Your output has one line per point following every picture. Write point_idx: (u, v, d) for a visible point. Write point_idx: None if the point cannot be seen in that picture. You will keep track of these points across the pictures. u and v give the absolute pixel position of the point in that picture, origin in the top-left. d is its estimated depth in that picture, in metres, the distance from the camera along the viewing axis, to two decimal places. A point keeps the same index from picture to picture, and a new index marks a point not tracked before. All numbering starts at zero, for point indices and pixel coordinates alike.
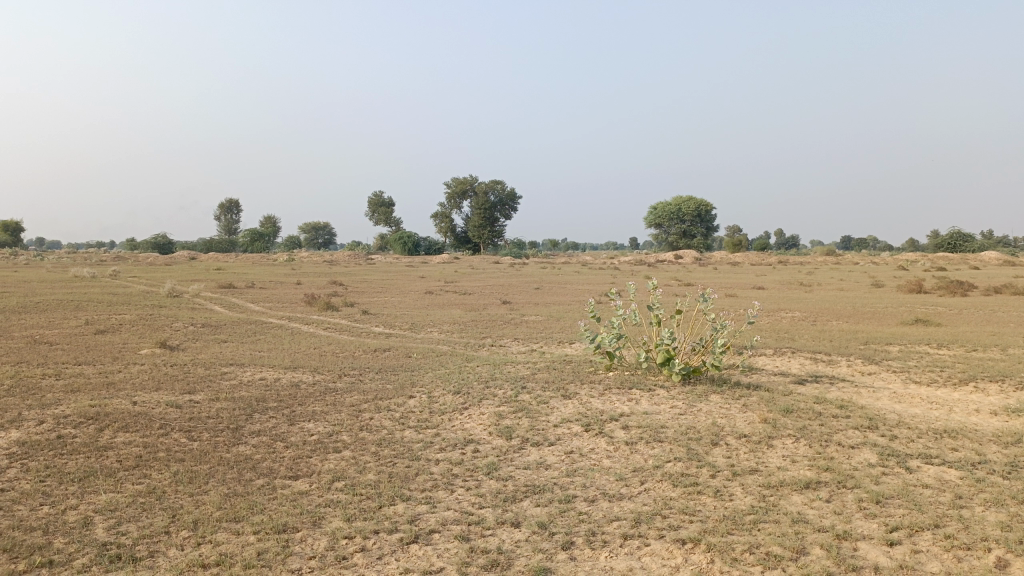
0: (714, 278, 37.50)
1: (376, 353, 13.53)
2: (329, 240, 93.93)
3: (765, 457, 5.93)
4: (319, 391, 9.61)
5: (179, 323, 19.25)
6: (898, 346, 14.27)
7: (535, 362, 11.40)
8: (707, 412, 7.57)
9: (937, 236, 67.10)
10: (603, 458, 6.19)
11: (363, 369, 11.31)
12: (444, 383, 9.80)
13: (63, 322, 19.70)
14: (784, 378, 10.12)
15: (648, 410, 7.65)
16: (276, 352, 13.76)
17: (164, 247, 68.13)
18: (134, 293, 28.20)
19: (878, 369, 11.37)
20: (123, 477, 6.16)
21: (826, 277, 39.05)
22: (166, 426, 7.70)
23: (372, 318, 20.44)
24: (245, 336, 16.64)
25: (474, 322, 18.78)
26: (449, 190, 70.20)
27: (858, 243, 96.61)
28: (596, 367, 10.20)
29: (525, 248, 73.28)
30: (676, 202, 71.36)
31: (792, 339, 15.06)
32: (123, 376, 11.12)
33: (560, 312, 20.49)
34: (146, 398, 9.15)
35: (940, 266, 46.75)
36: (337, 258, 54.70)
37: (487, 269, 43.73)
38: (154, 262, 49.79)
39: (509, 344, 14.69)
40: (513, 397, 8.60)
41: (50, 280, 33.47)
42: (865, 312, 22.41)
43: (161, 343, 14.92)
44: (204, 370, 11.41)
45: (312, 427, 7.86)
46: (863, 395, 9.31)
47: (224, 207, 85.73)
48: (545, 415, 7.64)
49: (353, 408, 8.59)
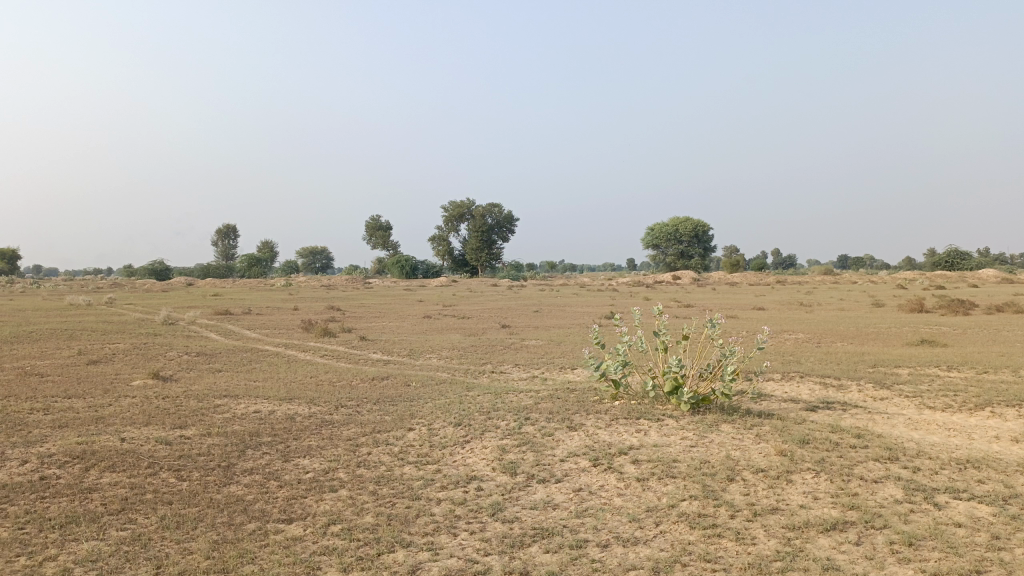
0: (714, 299, 37.30)
1: (375, 382, 13.21)
2: (326, 264, 93.78)
3: (786, 495, 5.62)
4: (316, 424, 9.28)
5: (173, 352, 18.93)
6: (907, 368, 13.95)
7: (538, 390, 11.08)
8: (720, 444, 7.25)
9: (935, 254, 67.02)
10: (614, 496, 5.87)
11: (360, 399, 10.99)
12: (444, 414, 9.48)
13: (56, 352, 19.36)
14: (795, 405, 9.79)
15: (658, 442, 7.33)
16: (272, 382, 13.43)
17: (162, 273, 67.89)
18: (129, 321, 27.90)
19: (890, 394, 11.06)
20: (107, 523, 5.82)
21: (827, 297, 38.88)
22: (154, 465, 7.37)
23: (370, 344, 20.13)
24: (240, 366, 16.31)
25: (473, 348, 18.46)
26: (447, 214, 70.12)
27: (855, 262, 96.59)
28: (601, 396, 9.89)
29: (522, 270, 72.99)
30: (673, 223, 71.37)
31: (799, 362, 14.74)
32: (114, 410, 10.79)
33: (561, 337, 20.18)
34: (135, 434, 8.81)
35: (939, 284, 46.48)
36: (335, 283, 54.40)
37: (485, 292, 43.50)
38: (151, 289, 49.34)
39: (510, 371, 14.36)
40: (516, 428, 8.28)
41: (44, 308, 33.15)
42: (869, 333, 22.14)
43: (154, 374, 14.58)
44: (196, 403, 11.08)
45: (308, 463, 7.54)
46: (878, 423, 8.98)
47: (221, 233, 85.60)
48: (550, 449, 7.32)
49: (350, 443, 8.26)
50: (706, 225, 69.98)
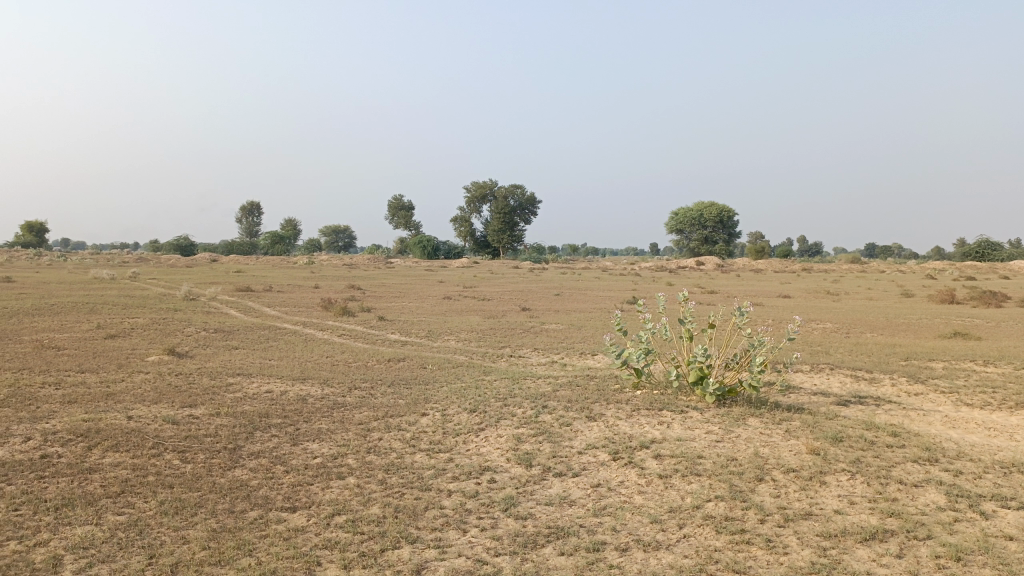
0: (739, 286, 36.66)
1: (391, 363, 12.93)
2: (350, 242, 93.89)
3: (819, 499, 5.26)
4: (327, 406, 9.01)
5: (191, 328, 18.80)
6: (941, 363, 13.43)
7: (557, 377, 10.74)
8: (747, 439, 6.88)
9: (964, 245, 65.64)
10: (635, 494, 5.53)
11: (374, 381, 10.72)
12: (459, 399, 9.18)
13: (75, 325, 19.33)
14: (825, 399, 9.38)
15: (682, 436, 6.97)
16: (287, 361, 13.21)
17: (186, 248, 68.33)
18: (151, 295, 27.92)
19: (925, 389, 10.59)
20: (103, 507, 5.58)
21: (854, 286, 38.07)
22: (158, 445, 7.14)
23: (388, 324, 19.90)
24: (257, 343, 16.14)
25: (493, 330, 18.15)
26: (469, 195, 69.70)
27: (882, 251, 95.02)
28: (622, 385, 9.54)
29: (544, 253, 72.69)
30: (697, 207, 70.44)
31: (827, 353, 14.27)
32: (125, 386, 10.61)
33: (582, 321, 19.78)
34: (142, 412, 8.60)
35: (969, 275, 45.38)
36: (357, 262, 54.31)
37: (507, 274, 43.11)
38: (174, 265, 49.45)
39: (529, 355, 14.02)
40: (533, 417, 7.97)
41: (69, 282, 33.34)
42: (899, 324, 21.53)
43: (169, 350, 14.42)
44: (208, 381, 10.88)
45: (316, 448, 7.27)
46: (914, 421, 8.55)
47: (246, 209, 85.91)
48: (568, 441, 6.99)
49: (360, 427, 7.98)
50: (731, 210, 69.00)
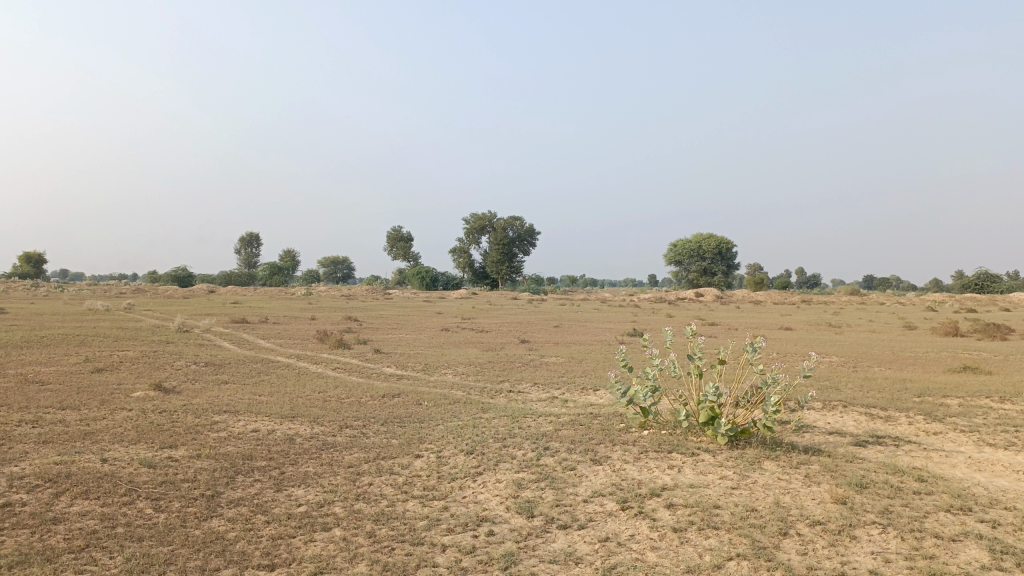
0: (739, 318, 36.27)
1: (386, 399, 12.45)
2: (348, 274, 93.55)
3: (851, 558, 4.77)
4: (316, 447, 8.50)
5: (181, 362, 18.29)
6: (955, 399, 12.94)
7: (559, 415, 10.25)
8: (765, 486, 6.39)
9: (963, 276, 65.33)
10: (647, 549, 5.04)
11: (367, 419, 10.23)
12: (456, 440, 8.68)
13: (62, 359, 18.80)
14: (841, 440, 8.89)
15: (695, 482, 6.49)
16: (277, 397, 12.71)
17: (183, 280, 67.91)
18: (143, 327, 27.49)
19: (944, 428, 10.10)
20: (63, 565, 5.08)
21: (856, 319, 37.64)
22: (131, 492, 6.63)
23: (383, 357, 19.40)
24: (248, 377, 15.62)
25: (491, 364, 17.66)
26: (468, 226, 69.54)
27: (880, 283, 94.92)
28: (628, 424, 9.05)
29: (543, 284, 72.37)
30: (696, 239, 70.23)
31: (837, 388, 13.78)
32: (105, 424, 10.11)
33: (583, 354, 19.32)
34: (119, 454, 8.09)
35: (971, 307, 44.95)
36: (355, 292, 53.80)
37: (506, 305, 42.68)
38: (171, 295, 49.00)
39: (529, 391, 13.54)
40: (534, 460, 7.48)
41: (63, 313, 32.88)
42: (907, 358, 21.04)
43: (157, 385, 13.90)
44: (193, 419, 10.36)
45: (302, 494, 6.77)
46: (937, 463, 8.05)
47: (245, 241, 85.71)
48: (572, 487, 6.50)
49: (350, 470, 7.49)
50: (730, 242, 68.80)
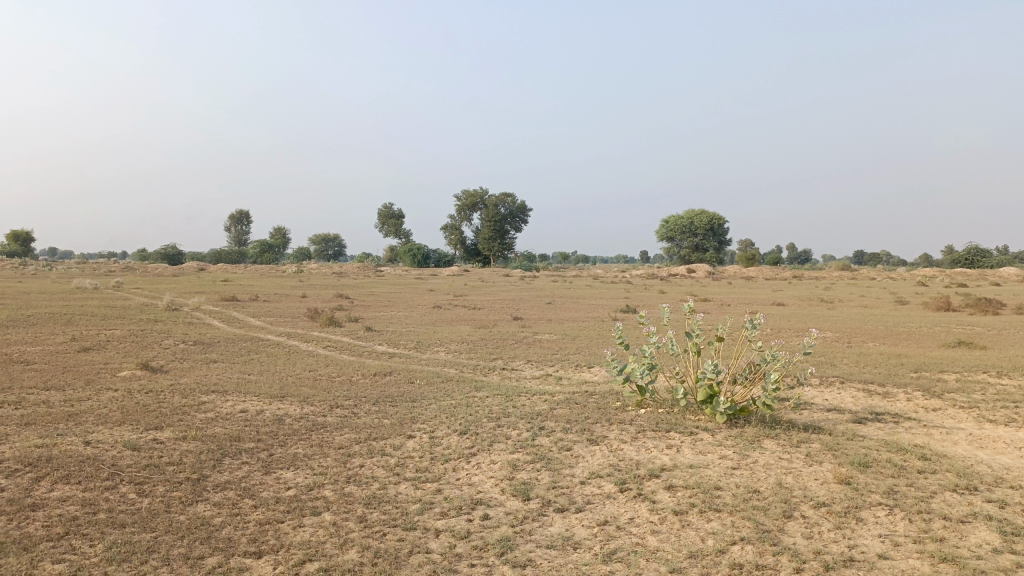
0: (731, 294, 36.17)
1: (377, 378, 12.26)
2: (339, 251, 93.06)
3: (858, 542, 4.62)
4: (306, 428, 8.30)
5: (170, 341, 18.04)
6: (952, 374, 12.83)
7: (553, 393, 10.07)
8: (767, 466, 6.23)
9: (954, 251, 65.40)
10: (648, 533, 4.88)
11: (358, 399, 10.04)
12: (449, 419, 8.49)
13: (49, 338, 18.50)
14: (841, 418, 8.75)
15: (695, 462, 6.33)
16: (266, 376, 12.47)
17: (174, 258, 67.38)
18: (132, 306, 27.14)
19: (943, 404, 9.98)
20: (40, 554, 4.87)
21: (847, 294, 37.58)
22: (114, 477, 6.43)
23: (375, 335, 19.18)
24: (237, 356, 15.39)
25: (484, 341, 17.48)
26: (459, 203, 69.16)
27: (871, 258, 95.11)
28: (625, 402, 8.88)
29: (535, 261, 72.14)
30: (688, 215, 70.02)
31: (833, 364, 13.66)
32: (89, 405, 9.87)
33: (576, 331, 19.17)
34: (103, 437, 7.86)
35: (961, 282, 44.93)
36: (347, 270, 53.44)
37: (498, 282, 42.41)
38: (161, 274, 48.54)
39: (522, 368, 13.38)
40: (530, 440, 7.30)
41: (50, 291, 32.49)
42: (900, 333, 20.95)
43: (144, 365, 13.64)
44: (181, 399, 10.14)
45: (291, 477, 6.59)
46: (938, 441, 7.92)
47: (235, 218, 85.05)
48: (568, 468, 6.33)
49: (340, 452, 7.29)
50: (722, 218, 68.64)
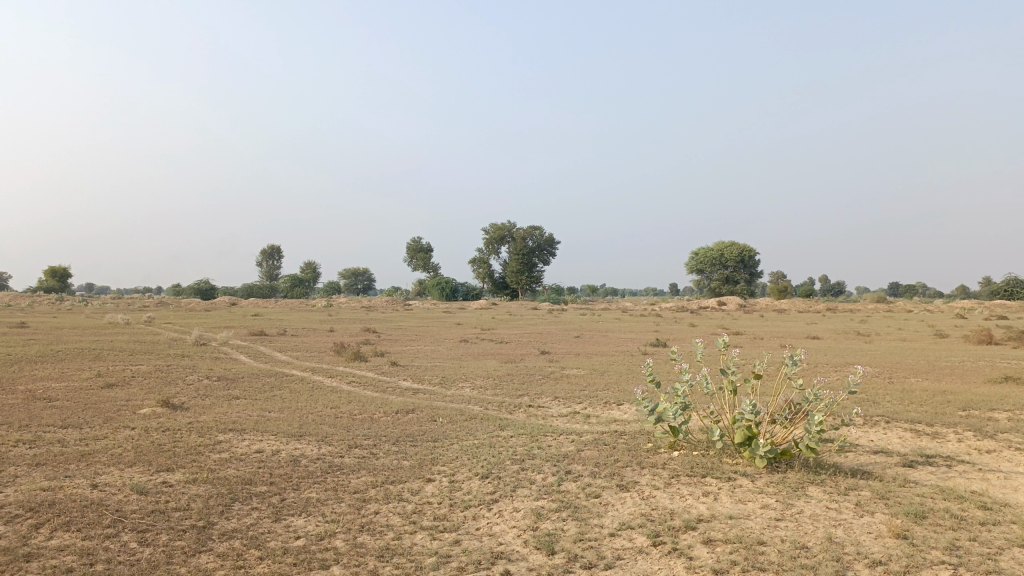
0: (763, 327, 35.38)
1: (400, 415, 11.90)
2: (369, 285, 93.44)
3: None
4: (321, 470, 7.94)
5: (193, 376, 17.84)
6: (1004, 413, 12.13)
7: (580, 432, 9.62)
8: (814, 517, 5.73)
9: (992, 281, 63.73)
10: None
11: (378, 438, 9.67)
12: (471, 461, 8.08)
13: (75, 374, 18.43)
14: (889, 461, 8.18)
15: (735, 513, 5.85)
16: (286, 414, 12.14)
17: (206, 293, 68.04)
18: (160, 341, 27.17)
19: (998, 445, 9.34)
20: None
21: (883, 326, 36.56)
22: (116, 524, 6.10)
23: (399, 370, 18.84)
24: (260, 393, 15.13)
25: (510, 376, 17.06)
26: (487, 237, 69.22)
27: (906, 290, 93.30)
28: (656, 444, 8.40)
29: (563, 294, 71.72)
30: (717, 247, 69.30)
31: (875, 402, 13.02)
32: (104, 445, 9.61)
33: (604, 366, 18.68)
34: (112, 479, 7.58)
35: (1002, 314, 43.60)
36: (375, 304, 53.44)
37: (525, 316, 41.93)
38: (194, 308, 48.88)
39: (549, 405, 12.94)
40: (555, 485, 6.87)
41: (83, 326, 32.70)
42: (943, 368, 20.14)
43: (165, 402, 13.41)
44: (196, 438, 9.84)
45: (302, 525, 6.21)
46: (997, 487, 7.31)
47: (266, 253, 85.99)
48: (596, 518, 5.88)
49: (356, 497, 6.92)
50: (752, 250, 67.78)
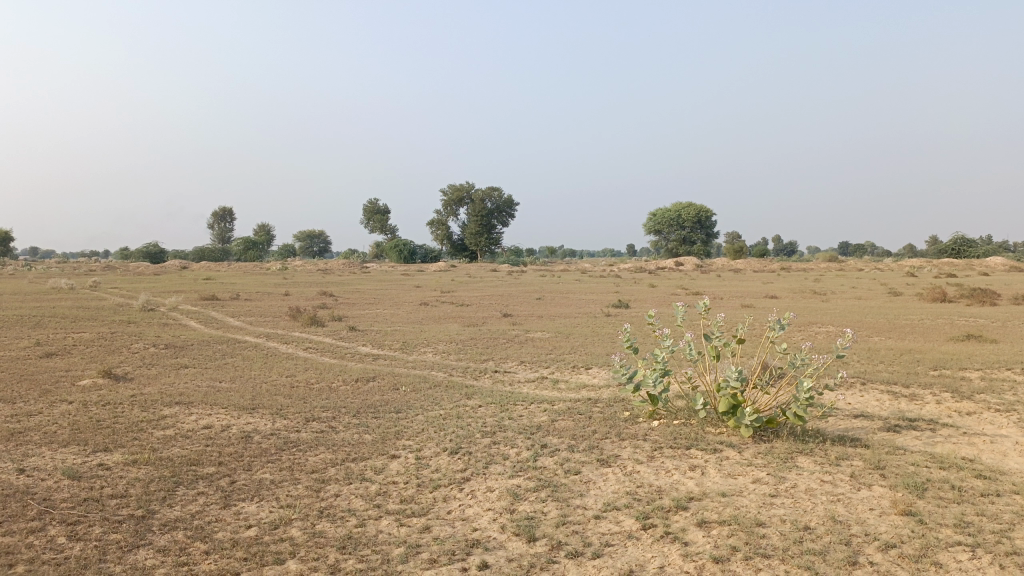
0: (721, 287, 35.33)
1: (360, 384, 11.32)
2: (324, 248, 91.63)
3: None
4: (275, 448, 7.32)
5: (140, 345, 16.92)
6: (974, 372, 11.99)
7: (551, 400, 9.14)
8: (812, 493, 5.33)
9: (940, 242, 64.99)
10: None
11: (336, 410, 9.08)
12: (438, 435, 7.55)
13: (10, 343, 17.36)
14: (874, 427, 7.86)
15: (727, 489, 5.42)
16: (238, 384, 11.43)
17: (156, 256, 65.80)
18: (106, 306, 25.96)
19: (977, 407, 9.12)
20: None
21: (840, 285, 36.87)
22: (42, 516, 5.43)
23: (358, 335, 18.14)
24: (211, 361, 14.38)
25: (474, 340, 16.53)
26: (443, 198, 67.97)
27: (856, 249, 94.92)
28: (634, 413, 7.94)
29: (523, 255, 71.26)
30: (675, 207, 69.36)
31: (846, 363, 12.81)
32: (36, 422, 8.82)
33: (569, 328, 18.30)
34: (43, 462, 6.86)
35: (950, 272, 44.38)
36: (332, 267, 52.13)
37: (484, 277, 41.17)
38: (142, 272, 47.11)
39: (515, 370, 12.48)
40: (530, 461, 6.37)
41: (23, 292, 31.17)
42: (904, 326, 20.16)
43: (107, 372, 12.56)
44: (139, 413, 9.12)
45: (254, 511, 5.63)
46: (986, 452, 7.03)
47: (218, 216, 83.56)
48: (579, 499, 5.41)
49: (314, 477, 6.35)
50: (710, 210, 67.96)
